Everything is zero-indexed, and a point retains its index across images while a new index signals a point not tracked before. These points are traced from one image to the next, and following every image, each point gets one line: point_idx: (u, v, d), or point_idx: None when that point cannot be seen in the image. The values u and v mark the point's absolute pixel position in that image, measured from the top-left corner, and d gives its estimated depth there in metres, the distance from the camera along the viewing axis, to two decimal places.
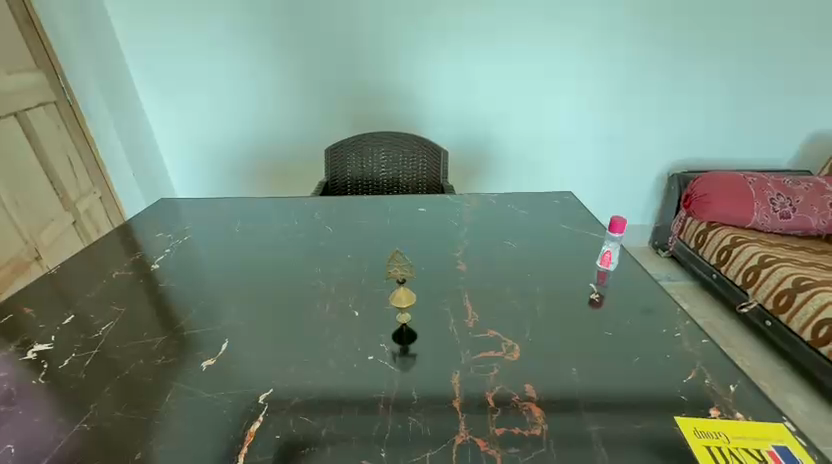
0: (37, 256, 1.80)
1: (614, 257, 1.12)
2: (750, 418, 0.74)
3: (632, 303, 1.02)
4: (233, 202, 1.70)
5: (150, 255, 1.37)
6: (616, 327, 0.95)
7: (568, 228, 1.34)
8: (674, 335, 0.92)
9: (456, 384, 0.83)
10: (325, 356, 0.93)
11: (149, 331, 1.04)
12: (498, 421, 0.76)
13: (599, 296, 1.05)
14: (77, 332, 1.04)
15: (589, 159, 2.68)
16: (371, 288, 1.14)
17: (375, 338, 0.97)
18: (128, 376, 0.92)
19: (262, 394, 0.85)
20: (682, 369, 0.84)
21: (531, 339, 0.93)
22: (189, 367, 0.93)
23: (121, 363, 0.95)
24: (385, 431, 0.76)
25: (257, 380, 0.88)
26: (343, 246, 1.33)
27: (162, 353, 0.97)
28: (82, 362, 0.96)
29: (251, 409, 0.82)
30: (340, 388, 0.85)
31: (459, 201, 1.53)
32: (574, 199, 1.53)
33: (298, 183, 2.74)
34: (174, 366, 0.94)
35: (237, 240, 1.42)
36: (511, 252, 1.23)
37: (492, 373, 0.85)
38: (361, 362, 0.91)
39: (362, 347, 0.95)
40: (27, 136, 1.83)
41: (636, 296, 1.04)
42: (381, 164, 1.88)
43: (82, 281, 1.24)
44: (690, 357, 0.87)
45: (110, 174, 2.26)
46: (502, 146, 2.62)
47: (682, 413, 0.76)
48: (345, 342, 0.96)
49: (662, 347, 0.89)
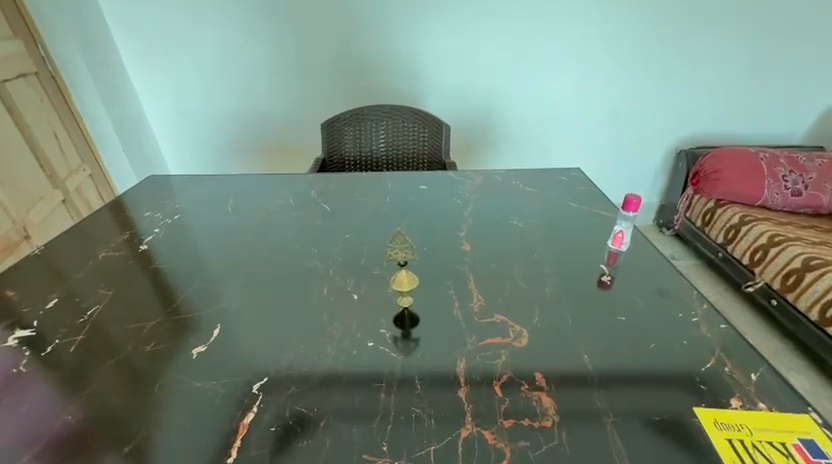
0: (26, 236, 1.72)
1: (626, 237, 1.07)
2: (774, 409, 0.70)
3: (644, 285, 0.97)
4: (225, 179, 1.62)
5: (138, 235, 1.30)
6: (628, 310, 0.91)
7: (576, 206, 1.29)
8: (690, 319, 0.88)
9: (462, 372, 0.80)
10: (324, 342, 0.89)
11: (136, 315, 0.99)
12: (507, 412, 0.72)
13: (611, 278, 1.00)
14: (63, 317, 1.00)
15: (595, 134, 2.59)
16: (371, 270, 1.09)
17: (376, 323, 0.93)
18: (117, 363, 0.87)
19: (258, 383, 0.81)
20: (699, 356, 0.80)
21: (539, 324, 0.89)
22: (181, 354, 0.89)
23: (109, 350, 0.91)
24: (388, 423, 0.72)
25: (253, 368, 0.84)
26: (341, 226, 1.27)
27: (151, 339, 0.93)
28: (67, 349, 0.91)
29: (246, 399, 0.79)
30: (340, 376, 0.81)
31: (463, 178, 1.46)
32: (582, 175, 1.47)
33: (294, 159, 2.66)
34: (164, 352, 0.89)
35: (230, 220, 1.36)
36: (517, 232, 1.18)
37: (499, 361, 0.81)
38: (361, 349, 0.87)
39: (362, 332, 0.91)
40: (9, 110, 1.73)
41: (648, 279, 1.00)
42: (380, 138, 1.80)
43: (67, 262, 1.19)
44: (708, 343, 0.83)
45: (99, 148, 2.17)
46: (506, 121, 2.53)
47: (701, 404, 0.72)
48: (344, 327, 0.92)
49: (678, 333, 0.85)
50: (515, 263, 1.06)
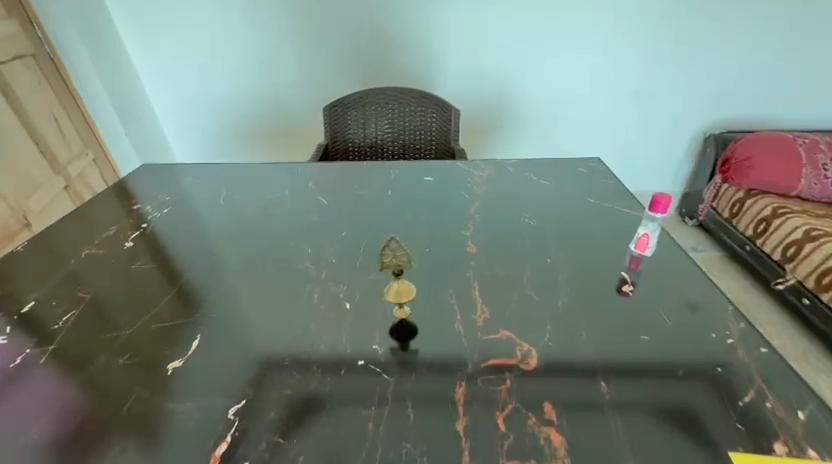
0: (26, 224, 1.71)
1: (651, 241, 0.97)
2: (825, 458, 0.62)
3: (671, 299, 0.87)
4: (219, 168, 1.51)
5: (125, 230, 1.21)
6: (652, 330, 0.82)
7: (595, 202, 1.18)
8: (725, 341, 0.79)
9: (460, 400, 0.71)
10: (310, 358, 0.81)
11: (114, 322, 0.91)
12: (511, 451, 0.65)
13: (634, 291, 0.90)
14: (37, 322, 0.92)
15: (618, 117, 2.42)
16: (366, 275, 0.99)
17: (368, 336, 0.84)
18: (87, 379, 0.80)
19: (234, 406, 0.74)
20: (736, 389, 0.71)
21: (551, 344, 0.80)
22: (155, 369, 0.81)
23: (81, 362, 0.83)
24: (374, 460, 0.65)
25: (229, 389, 0.76)
26: (338, 220, 1.17)
27: (125, 351, 0.85)
28: (36, 360, 0.84)
29: (219, 426, 0.71)
30: (326, 399, 0.73)
31: (472, 168, 1.35)
32: (602, 166, 1.35)
33: (297, 144, 2.55)
34: (138, 367, 0.82)
35: (223, 213, 1.26)
36: (530, 232, 1.07)
37: (503, 387, 0.73)
38: (349, 369, 0.78)
39: (352, 347, 0.82)
40: (5, 94, 1.69)
41: (677, 292, 0.89)
42: (385, 123, 1.70)
43: (52, 259, 1.10)
44: (746, 370, 0.74)
45: (101, 132, 2.11)
46: (522, 102, 2.37)
47: (738, 448, 0.64)
48: (333, 340, 0.84)
49: (710, 359, 0.76)
50: (526, 270, 0.96)
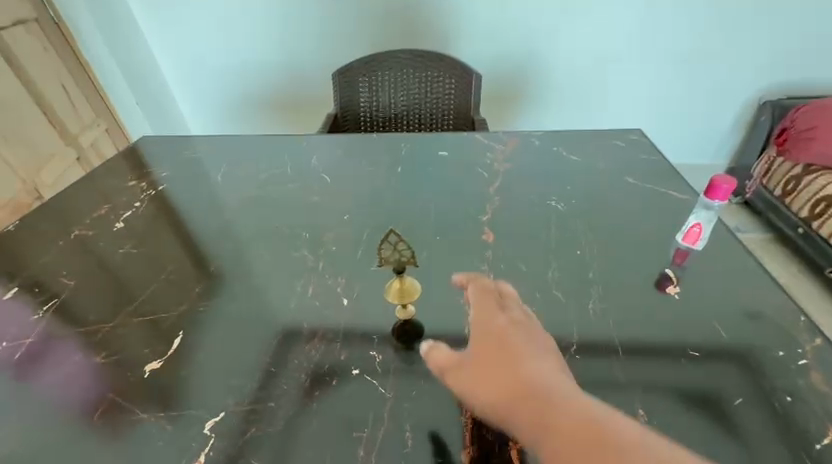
0: (39, 198, 1.69)
1: (704, 233, 0.83)
2: None
3: (726, 306, 0.75)
4: (205, 139, 1.28)
5: (118, 208, 1.04)
6: (700, 342, 0.70)
7: (636, 183, 1.03)
8: (797, 362, 0.67)
9: (468, 425, 0.61)
10: (298, 362, 0.70)
11: (92, 315, 0.79)
12: None
13: (679, 294, 0.77)
14: (12, 313, 0.79)
15: (661, 83, 2.16)
16: (369, 265, 0.86)
17: (366, 338, 0.73)
18: (60, 381, 0.69)
19: (210, 420, 0.63)
20: (809, 428, 0.60)
21: (579, 358, 0.68)
22: (131, 372, 0.70)
23: (54, 360, 0.72)
24: None
25: (206, 398, 0.66)
26: (341, 198, 1.03)
27: (102, 348, 0.73)
28: (8, 357, 0.72)
29: (194, 442, 0.61)
30: (313, 418, 0.63)
31: (493, 141, 1.19)
32: (644, 138, 1.19)
33: (309, 114, 2.34)
34: (114, 368, 0.70)
35: (213, 193, 1.08)
36: (558, 218, 0.94)
37: None
38: (342, 379, 0.67)
39: (348, 351, 0.71)
40: (7, 60, 1.62)
41: (730, 301, 0.76)
42: (399, 91, 1.55)
43: (31, 241, 0.96)
44: (823, 401, 0.62)
45: (114, 103, 2.03)
46: (554, 70, 2.14)
47: None
48: (329, 341, 0.73)
49: (779, 385, 0.64)
50: (551, 265, 0.83)
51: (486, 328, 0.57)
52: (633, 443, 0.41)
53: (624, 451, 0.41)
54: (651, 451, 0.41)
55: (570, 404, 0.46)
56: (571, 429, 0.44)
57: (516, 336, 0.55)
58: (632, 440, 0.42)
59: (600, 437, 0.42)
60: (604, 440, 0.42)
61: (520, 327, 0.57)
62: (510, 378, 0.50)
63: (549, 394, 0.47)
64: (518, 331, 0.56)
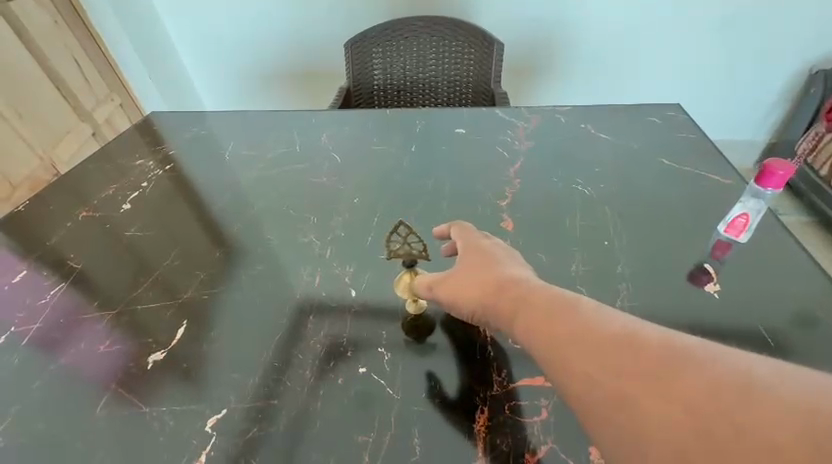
0: (56, 174, 1.71)
1: (750, 224, 0.76)
2: None
3: (769, 311, 0.68)
4: (213, 115, 1.23)
5: (125, 188, 1.01)
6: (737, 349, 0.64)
7: (671, 166, 0.94)
8: None
9: (480, 433, 0.59)
10: (303, 358, 0.67)
11: (97, 301, 0.78)
12: None
13: (719, 293, 0.71)
14: (21, 295, 0.79)
15: (705, 50, 1.97)
16: (378, 253, 0.82)
17: (373, 333, 0.70)
18: (66, 369, 0.68)
19: (213, 417, 0.62)
20: None
21: None
22: (134, 362, 0.68)
23: (60, 346, 0.71)
24: None
25: (208, 392, 0.64)
26: (352, 179, 0.98)
27: (107, 336, 0.72)
28: (17, 342, 0.72)
29: (194, 440, 0.60)
30: (317, 419, 0.61)
31: (514, 118, 1.11)
32: (683, 115, 1.08)
33: (323, 85, 2.23)
34: (117, 358, 0.69)
35: (220, 174, 1.04)
36: (582, 204, 0.87)
37: (538, 417, 0.60)
38: (348, 378, 0.65)
39: (354, 347, 0.68)
40: (17, 34, 1.57)
41: (770, 302, 0.69)
42: (415, 63, 1.47)
43: (39, 223, 0.94)
44: None
45: (126, 75, 1.97)
46: (587, 35, 1.95)
47: None
48: (334, 336, 0.70)
49: None
50: (574, 257, 0.77)
51: (470, 246, 0.64)
52: (594, 312, 0.44)
53: (584, 317, 0.44)
54: (611, 318, 0.42)
55: (539, 292, 0.51)
56: (535, 308, 0.48)
57: (497, 254, 0.61)
58: (592, 311, 0.44)
59: (561, 311, 0.46)
60: (565, 312, 0.45)
61: (502, 249, 0.63)
62: (487, 281, 0.56)
63: (519, 287, 0.53)
64: (499, 250, 0.62)
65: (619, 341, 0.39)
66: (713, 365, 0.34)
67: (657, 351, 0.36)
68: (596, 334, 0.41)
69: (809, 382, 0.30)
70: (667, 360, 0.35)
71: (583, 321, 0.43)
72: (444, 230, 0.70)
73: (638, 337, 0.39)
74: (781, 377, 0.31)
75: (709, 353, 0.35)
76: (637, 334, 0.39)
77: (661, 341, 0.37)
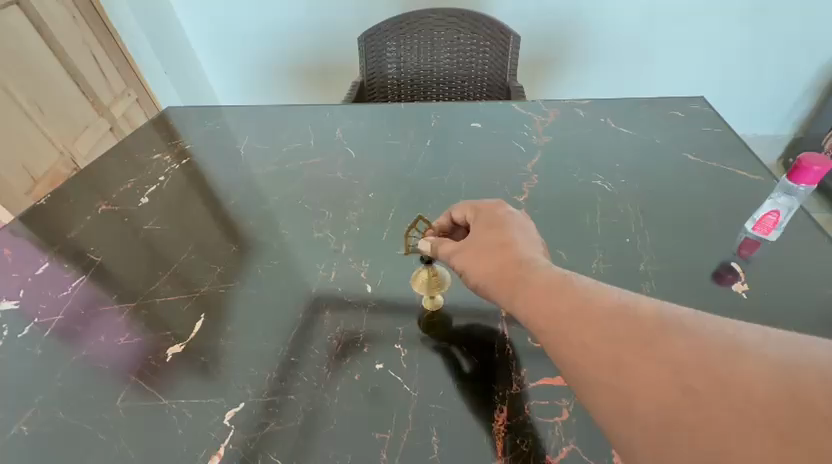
0: (75, 169, 1.74)
1: (780, 222, 0.73)
2: None
3: (799, 312, 0.66)
4: (228, 110, 1.23)
5: (143, 183, 1.02)
6: None
7: (695, 161, 0.91)
8: None
9: (499, 433, 0.58)
10: (318, 353, 0.67)
11: (116, 293, 0.79)
12: None
13: (746, 292, 0.69)
14: (44, 287, 0.80)
15: (729, 42, 1.90)
16: (394, 248, 0.81)
17: (389, 329, 0.69)
18: (89, 360, 0.70)
19: (231, 410, 0.62)
20: None
21: None
22: (154, 355, 0.69)
23: (82, 338, 0.72)
24: None
25: (227, 387, 0.64)
26: (367, 175, 0.98)
27: (128, 328, 0.73)
28: (41, 333, 0.74)
29: (213, 433, 0.60)
30: (334, 415, 0.61)
31: (531, 112, 1.09)
32: (708, 108, 1.05)
33: (337, 80, 2.22)
34: (138, 350, 0.70)
35: (236, 168, 1.04)
36: (603, 200, 0.85)
37: (559, 418, 0.59)
38: (365, 374, 0.64)
39: (370, 343, 0.68)
40: (38, 31, 1.59)
41: (801, 303, 0.67)
42: (429, 55, 1.45)
43: (61, 217, 0.95)
44: None
45: (142, 71, 2.01)
46: (605, 27, 1.90)
47: None
48: (350, 331, 0.70)
49: None
50: (594, 254, 0.75)
51: (483, 217, 0.60)
52: (591, 286, 0.44)
53: (578, 291, 0.43)
54: (608, 292, 0.42)
55: (540, 270, 0.49)
56: (533, 284, 0.47)
57: (509, 225, 0.57)
58: (591, 286, 0.44)
59: (558, 288, 0.45)
60: (562, 289, 0.45)
61: (516, 219, 0.58)
62: (501, 255, 0.53)
63: (525, 263, 0.50)
64: (514, 221, 0.58)
65: (611, 313, 0.40)
66: (702, 333, 0.35)
67: (649, 321, 0.37)
68: (590, 307, 0.41)
69: (794, 342, 0.31)
70: (658, 329, 0.36)
71: (581, 294, 0.43)
72: (445, 223, 0.67)
73: (630, 309, 0.39)
74: (767, 338, 0.32)
75: (698, 321, 0.36)
76: (629, 305, 0.40)
77: (654, 311, 0.38)
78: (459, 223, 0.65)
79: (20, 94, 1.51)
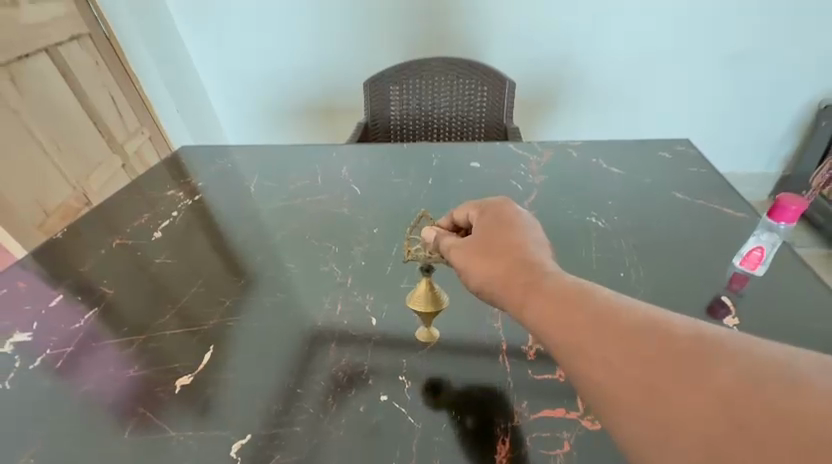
0: (87, 204, 1.71)
1: (765, 257, 0.77)
2: None
3: (793, 341, 0.68)
4: (240, 150, 1.30)
5: (156, 218, 1.07)
6: None
7: (683, 199, 0.96)
8: None
9: None
10: (324, 384, 0.68)
11: (127, 326, 0.80)
12: None
13: (738, 326, 0.70)
14: (57, 320, 0.82)
15: (711, 86, 2.03)
16: (398, 283, 0.84)
17: (394, 361, 0.71)
18: (97, 391, 0.70)
19: (237, 443, 0.62)
20: None
21: None
22: (162, 387, 0.70)
23: (92, 370, 0.73)
24: None
25: (232, 418, 0.65)
26: (371, 211, 1.02)
27: (137, 360, 0.74)
28: (52, 364, 0.75)
29: None
30: (338, 447, 0.61)
31: (526, 152, 1.15)
32: (691, 149, 1.11)
33: (342, 121, 2.34)
34: (146, 382, 0.71)
35: (246, 204, 1.09)
36: (598, 236, 0.89)
37: (561, 450, 0.59)
38: (371, 405, 0.65)
39: (375, 375, 0.69)
40: (63, 75, 1.69)
41: (795, 334, 0.69)
42: (429, 99, 1.54)
43: (74, 251, 0.98)
44: None
45: (158, 112, 2.11)
46: (596, 73, 2.03)
47: None
48: (355, 363, 0.71)
49: None
50: None
51: (493, 212, 0.62)
52: (619, 301, 0.45)
53: (604, 305, 0.44)
54: (640, 308, 0.43)
55: (557, 282, 0.50)
56: (551, 296, 0.48)
57: (518, 224, 0.59)
58: (621, 301, 0.45)
59: (580, 302, 0.46)
60: (585, 302, 0.46)
61: (526, 219, 0.61)
62: (511, 258, 0.55)
63: (537, 271, 0.52)
64: (521, 221, 0.60)
65: (641, 327, 0.41)
66: (742, 355, 0.35)
67: (686, 342, 0.38)
68: (620, 324, 0.42)
69: None
70: (700, 352, 0.37)
71: (608, 309, 0.44)
72: (447, 224, 0.70)
73: (658, 322, 0.41)
74: (816, 366, 0.33)
75: (740, 345, 0.36)
76: (663, 324, 0.41)
77: (692, 332, 0.39)
78: (461, 225, 0.68)
79: (37, 129, 1.55)
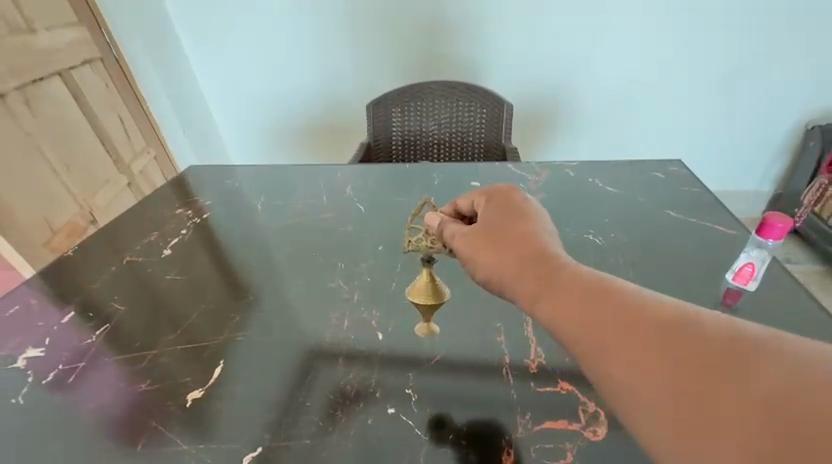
0: (92, 221, 1.72)
1: (757, 273, 0.79)
2: None
3: None
4: (246, 170, 1.33)
5: (165, 236, 1.09)
6: None
7: (677, 217, 0.99)
8: None
9: None
10: (333, 397, 0.70)
11: (138, 341, 0.82)
12: None
13: None
14: (69, 336, 0.84)
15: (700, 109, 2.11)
16: (402, 299, 0.86)
17: (400, 376, 0.72)
18: (109, 406, 0.71)
19: (248, 455, 0.63)
20: None
21: None
22: (173, 401, 0.71)
23: (103, 385, 0.75)
24: None
25: (242, 432, 0.66)
26: (375, 229, 1.05)
27: (148, 375, 0.76)
28: (64, 379, 0.76)
29: None
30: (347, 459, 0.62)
31: (524, 171, 1.19)
32: (683, 169, 1.15)
33: (343, 142, 2.40)
34: (157, 396, 0.72)
35: (253, 222, 1.12)
36: (596, 253, 0.91)
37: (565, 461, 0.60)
38: (379, 417, 0.67)
39: (383, 389, 0.70)
40: (74, 98, 1.74)
41: None
42: (430, 119, 1.59)
43: (85, 269, 1.00)
44: None
45: (166, 137, 2.14)
46: (589, 96, 2.11)
47: None
48: (363, 377, 0.73)
49: None
50: None
51: (503, 199, 0.64)
52: (644, 298, 0.45)
53: (630, 302, 0.45)
54: (668, 305, 0.44)
55: (574, 276, 0.51)
56: (570, 291, 0.49)
57: (531, 213, 0.61)
58: (647, 298, 0.45)
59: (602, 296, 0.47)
60: (608, 297, 0.46)
61: (535, 207, 0.63)
62: (524, 249, 0.56)
63: (551, 264, 0.53)
64: (532, 209, 0.62)
65: (662, 325, 0.42)
66: (780, 352, 0.36)
67: (720, 341, 0.39)
68: (648, 321, 0.43)
69: None
70: (734, 351, 0.38)
71: (634, 306, 0.45)
72: (450, 211, 0.73)
73: (683, 319, 0.42)
74: None
75: (776, 342, 0.37)
76: (694, 321, 0.41)
77: (726, 330, 0.39)
78: (466, 213, 0.70)
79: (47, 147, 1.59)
